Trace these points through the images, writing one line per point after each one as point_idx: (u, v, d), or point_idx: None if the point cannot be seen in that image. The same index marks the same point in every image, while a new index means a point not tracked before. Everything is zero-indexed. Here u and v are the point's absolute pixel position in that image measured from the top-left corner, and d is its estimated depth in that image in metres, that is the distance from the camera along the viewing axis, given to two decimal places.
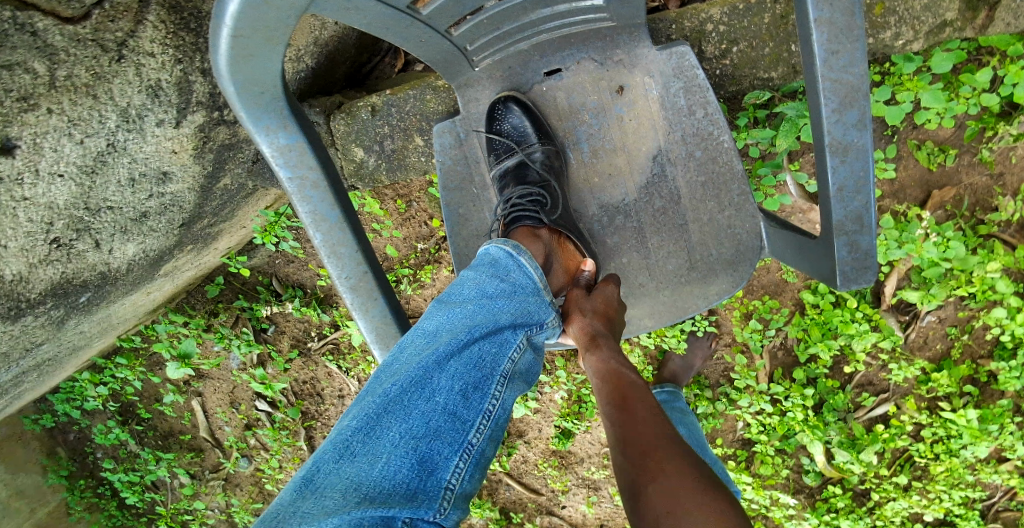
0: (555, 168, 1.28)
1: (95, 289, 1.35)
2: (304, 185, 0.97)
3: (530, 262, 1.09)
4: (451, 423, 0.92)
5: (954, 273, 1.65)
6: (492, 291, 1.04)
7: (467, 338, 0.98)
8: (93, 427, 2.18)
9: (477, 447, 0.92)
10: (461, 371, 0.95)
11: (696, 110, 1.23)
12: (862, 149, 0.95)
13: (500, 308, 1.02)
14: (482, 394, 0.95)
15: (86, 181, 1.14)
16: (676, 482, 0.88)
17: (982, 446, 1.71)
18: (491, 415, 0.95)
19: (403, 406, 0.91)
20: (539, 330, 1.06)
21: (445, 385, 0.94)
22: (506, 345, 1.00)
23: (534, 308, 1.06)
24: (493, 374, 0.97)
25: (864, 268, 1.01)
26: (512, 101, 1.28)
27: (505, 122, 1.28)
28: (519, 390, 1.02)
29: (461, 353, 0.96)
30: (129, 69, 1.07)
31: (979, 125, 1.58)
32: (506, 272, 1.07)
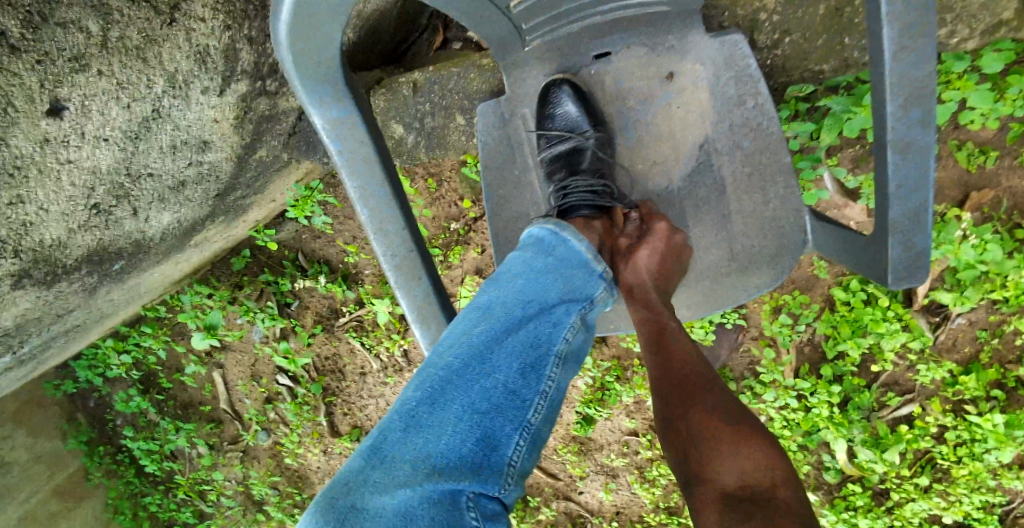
0: (606, 156, 1.27)
1: (129, 257, 1.35)
2: (354, 159, 0.96)
3: (574, 235, 1.07)
4: (509, 401, 0.91)
5: (989, 276, 1.62)
6: (538, 266, 1.03)
7: (521, 315, 0.98)
8: (114, 395, 2.21)
9: (535, 426, 0.92)
10: (517, 349, 0.95)
11: (746, 99, 1.20)
12: (924, 149, 0.93)
13: (549, 282, 1.02)
14: (540, 373, 0.94)
15: (130, 146, 1.13)
16: (717, 430, 0.92)
17: (1007, 451, 1.67)
18: (549, 394, 0.94)
19: (464, 380, 0.91)
20: (590, 306, 1.03)
21: (504, 363, 0.93)
22: (561, 324, 0.99)
23: (581, 282, 1.04)
24: (549, 354, 0.96)
25: (917, 266, 1.00)
26: (565, 84, 1.26)
27: (559, 106, 1.26)
28: (574, 370, 1.01)
29: (517, 331, 0.96)
30: (179, 34, 1.04)
31: (1022, 128, 1.55)
32: (550, 249, 1.06)
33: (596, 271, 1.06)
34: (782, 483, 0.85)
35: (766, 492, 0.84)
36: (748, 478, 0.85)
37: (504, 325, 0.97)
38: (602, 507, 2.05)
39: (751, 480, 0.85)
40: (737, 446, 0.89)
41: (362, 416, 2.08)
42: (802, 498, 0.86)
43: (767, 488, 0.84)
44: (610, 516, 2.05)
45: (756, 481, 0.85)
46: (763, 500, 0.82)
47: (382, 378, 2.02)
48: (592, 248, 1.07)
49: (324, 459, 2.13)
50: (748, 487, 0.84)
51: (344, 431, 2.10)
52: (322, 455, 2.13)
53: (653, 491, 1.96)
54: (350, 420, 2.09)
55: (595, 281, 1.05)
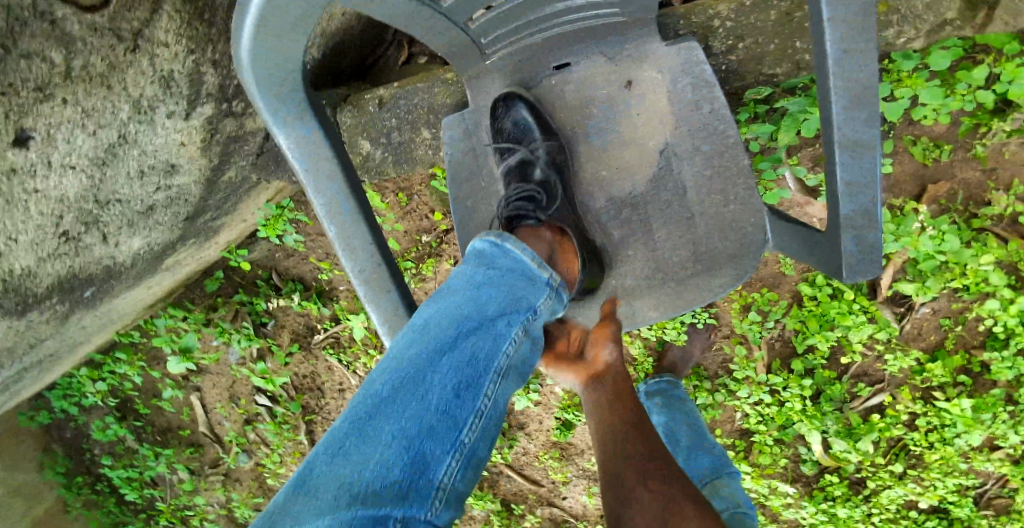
0: (559, 162, 1.28)
1: (100, 283, 1.35)
2: (319, 177, 0.98)
3: (517, 246, 1.10)
4: (443, 420, 0.91)
5: (948, 265, 1.68)
6: (480, 279, 1.07)
7: (457, 333, 0.99)
8: (91, 423, 2.17)
9: (470, 444, 0.91)
10: (453, 369, 0.95)
11: (703, 105, 1.24)
12: (871, 147, 0.97)
13: (489, 296, 1.04)
14: (475, 391, 0.95)
15: (97, 172, 1.13)
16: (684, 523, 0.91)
17: (975, 434, 1.72)
18: (485, 411, 0.95)
19: (396, 402, 0.91)
20: (534, 317, 1.05)
21: (438, 381, 0.93)
22: (501, 339, 1.00)
23: (524, 292, 1.06)
24: (486, 368, 0.97)
25: (871, 260, 1.03)
26: (513, 96, 1.29)
27: (507, 120, 1.29)
28: (515, 385, 1.01)
29: (454, 350, 0.97)
30: (143, 59, 1.06)
31: (974, 121, 1.60)
32: (493, 260, 1.09)
33: (540, 282, 1.08)
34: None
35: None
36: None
37: (442, 344, 0.97)
38: (585, 511, 2.07)
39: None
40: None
41: None
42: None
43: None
44: (595, 520, 2.07)
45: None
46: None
47: None
48: (536, 256, 1.10)
49: None
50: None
51: None
52: None
53: None
54: None
55: (539, 291, 1.07)
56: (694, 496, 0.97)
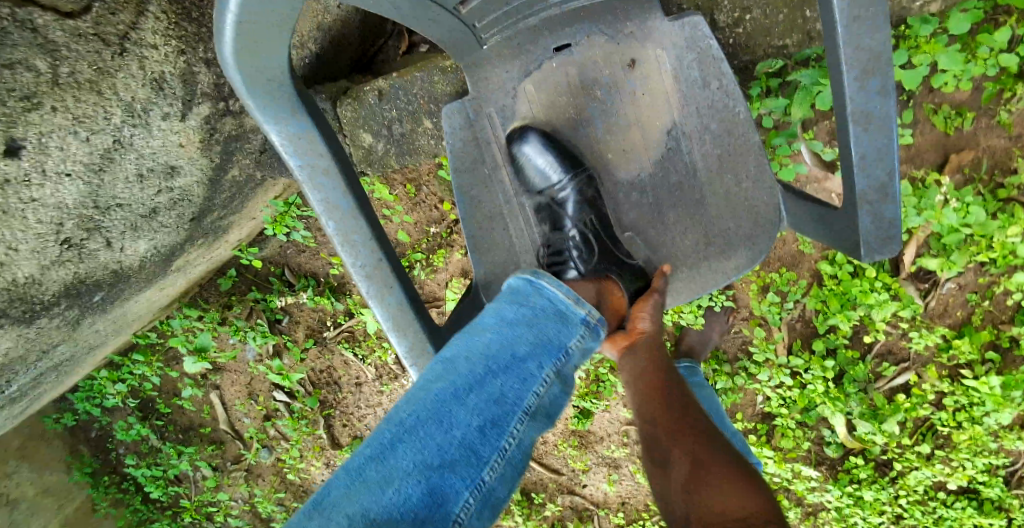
0: (590, 197, 1.27)
1: (109, 288, 1.35)
2: (315, 172, 0.95)
3: (552, 282, 1.07)
4: (465, 457, 0.92)
5: (974, 238, 1.62)
6: (512, 316, 1.05)
7: (484, 370, 0.98)
8: (115, 424, 2.20)
9: (489, 484, 0.92)
10: (479, 406, 0.95)
11: (711, 81, 1.20)
12: (885, 118, 0.93)
13: (520, 335, 1.02)
14: (500, 430, 0.95)
15: (94, 179, 1.13)
16: (718, 478, 0.99)
17: (1006, 413, 1.67)
18: (508, 452, 0.95)
19: (418, 435, 0.92)
20: (566, 358, 1.03)
21: (464, 418, 0.94)
22: (531, 380, 0.99)
23: (556, 332, 1.04)
24: (514, 410, 0.97)
25: (888, 238, 0.98)
26: (528, 129, 1.27)
27: (524, 154, 1.27)
28: (542, 428, 1.00)
29: (480, 387, 0.97)
30: (132, 62, 1.07)
31: (997, 86, 1.54)
32: (526, 297, 1.07)
33: (574, 320, 1.06)
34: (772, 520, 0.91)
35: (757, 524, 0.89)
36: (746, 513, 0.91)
37: (468, 379, 0.97)
38: (607, 498, 2.05)
39: (748, 515, 0.91)
40: (729, 486, 0.96)
41: (362, 426, 2.09)
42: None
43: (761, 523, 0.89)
44: (616, 507, 2.05)
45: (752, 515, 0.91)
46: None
47: (379, 387, 2.04)
48: (571, 292, 1.08)
49: (326, 472, 2.14)
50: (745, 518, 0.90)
51: (346, 442, 2.11)
52: (325, 468, 2.15)
53: None
54: (349, 432, 2.10)
55: (573, 331, 1.05)
56: (729, 452, 1.05)
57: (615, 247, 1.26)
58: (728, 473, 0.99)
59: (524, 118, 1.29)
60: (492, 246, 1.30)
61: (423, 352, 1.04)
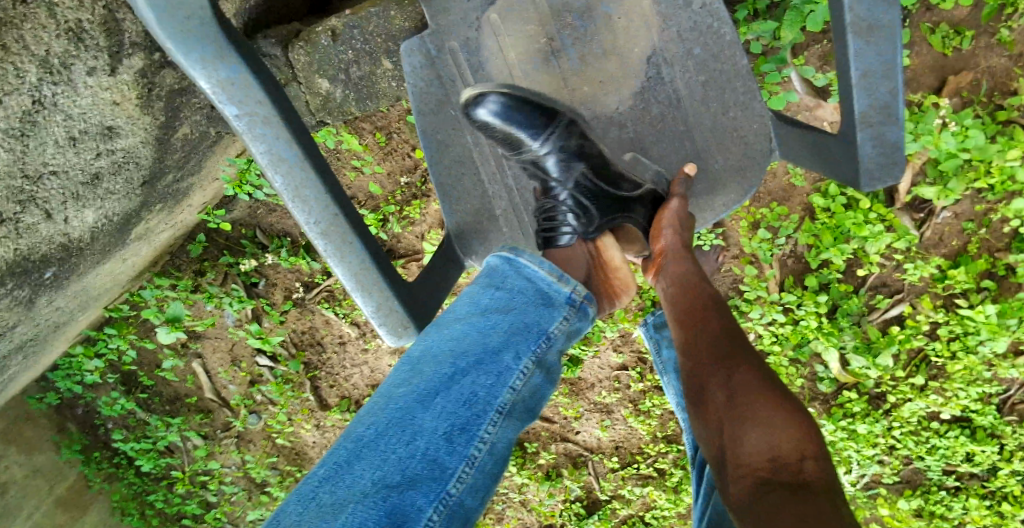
0: (580, 148, 1.17)
1: (60, 263, 1.27)
2: (254, 122, 0.87)
3: (530, 259, 1.06)
4: (429, 469, 0.87)
5: (972, 164, 1.55)
6: (486, 304, 1.02)
7: (453, 369, 0.95)
8: (99, 399, 2.14)
9: (455, 497, 0.87)
10: (446, 410, 0.92)
11: (692, 1, 1.12)
12: (890, 28, 0.84)
13: (494, 325, 1.00)
14: (468, 436, 0.91)
15: (17, 144, 1.04)
16: (762, 434, 0.84)
17: (1001, 341, 1.63)
18: (480, 457, 0.91)
19: (380, 447, 0.88)
20: (546, 344, 1.00)
21: (429, 425, 0.90)
22: (507, 373, 0.96)
23: (534, 318, 1.01)
24: (486, 410, 0.93)
25: (892, 164, 0.91)
26: (490, 94, 1.15)
27: (490, 120, 1.15)
28: (518, 425, 0.97)
29: (449, 389, 0.93)
30: (40, 10, 0.96)
31: (999, 2, 1.48)
32: (501, 282, 1.06)
33: (557, 301, 1.04)
34: (812, 454, 0.83)
35: (791, 468, 0.81)
36: (776, 452, 0.82)
37: (435, 382, 0.94)
38: (601, 444, 2.03)
39: (778, 457, 0.82)
40: (767, 420, 0.85)
41: (348, 386, 2.06)
42: (829, 467, 0.82)
43: (796, 463, 0.81)
44: (610, 452, 2.03)
45: (789, 459, 0.81)
46: (791, 477, 0.80)
47: (363, 345, 2.01)
48: (553, 270, 1.06)
49: (317, 434, 2.12)
50: (776, 461, 0.82)
51: (334, 403, 2.08)
52: (316, 430, 2.12)
53: (649, 423, 1.96)
54: (337, 392, 2.06)
55: (554, 314, 1.02)
56: (768, 370, 0.93)
57: (618, 187, 1.16)
58: (773, 395, 0.89)
59: (490, 53, 1.20)
60: (461, 192, 1.23)
61: (391, 311, 1.00)
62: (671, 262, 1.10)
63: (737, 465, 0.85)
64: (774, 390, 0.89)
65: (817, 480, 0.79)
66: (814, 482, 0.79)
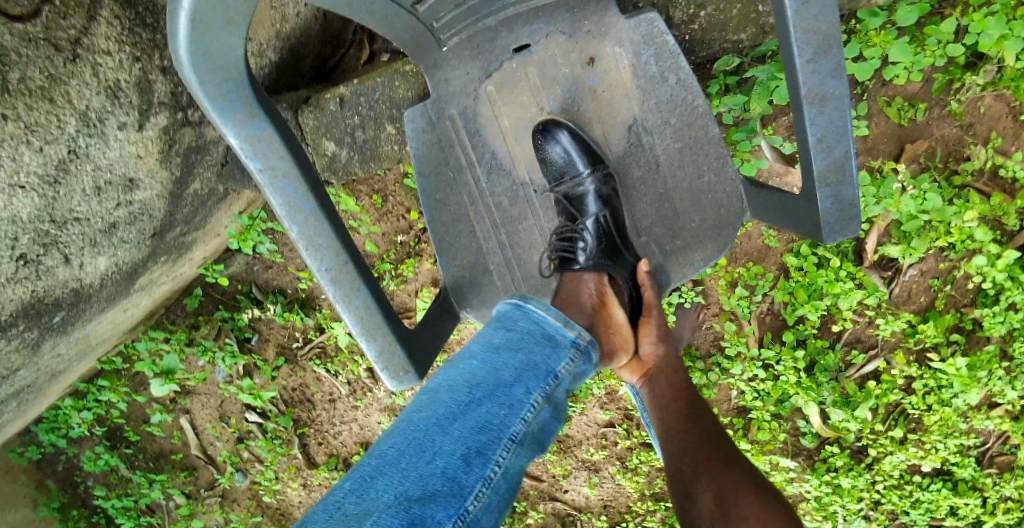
0: (608, 195, 1.28)
1: (69, 308, 1.33)
2: (276, 175, 0.94)
3: (539, 306, 1.11)
4: (447, 487, 0.90)
5: (933, 224, 1.65)
6: (498, 341, 1.07)
7: (469, 398, 0.99)
8: (81, 455, 2.11)
9: (472, 514, 0.90)
10: (463, 434, 0.95)
11: (668, 76, 1.22)
12: (839, 98, 0.94)
13: (506, 361, 1.04)
14: (484, 459, 0.94)
15: (49, 191, 1.11)
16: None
17: (973, 393, 1.72)
18: (495, 479, 0.94)
19: (401, 467, 0.91)
20: (555, 382, 1.04)
21: (448, 446, 0.94)
22: (519, 406, 1.00)
23: (543, 357, 1.05)
24: (500, 437, 0.96)
25: (849, 218, 1.01)
26: (562, 129, 1.27)
27: (551, 150, 1.28)
28: (529, 455, 1.00)
29: (466, 415, 0.97)
30: (86, 69, 1.05)
31: (946, 78, 1.59)
32: (513, 321, 1.09)
33: (563, 344, 1.08)
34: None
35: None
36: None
37: (451, 410, 0.97)
38: (589, 503, 2.05)
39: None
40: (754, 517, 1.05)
41: (337, 444, 2.06)
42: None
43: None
44: (598, 512, 2.04)
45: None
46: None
47: (353, 402, 2.01)
48: (559, 316, 1.10)
49: (304, 493, 2.10)
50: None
51: (322, 461, 2.07)
52: (302, 489, 2.10)
53: (636, 480, 1.96)
54: (326, 450, 2.06)
55: (561, 355, 1.07)
56: (748, 473, 1.13)
57: (624, 246, 1.27)
58: (755, 496, 1.09)
59: (486, 120, 1.30)
60: (458, 247, 1.31)
61: (393, 356, 1.04)
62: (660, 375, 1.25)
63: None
64: (755, 492, 1.09)
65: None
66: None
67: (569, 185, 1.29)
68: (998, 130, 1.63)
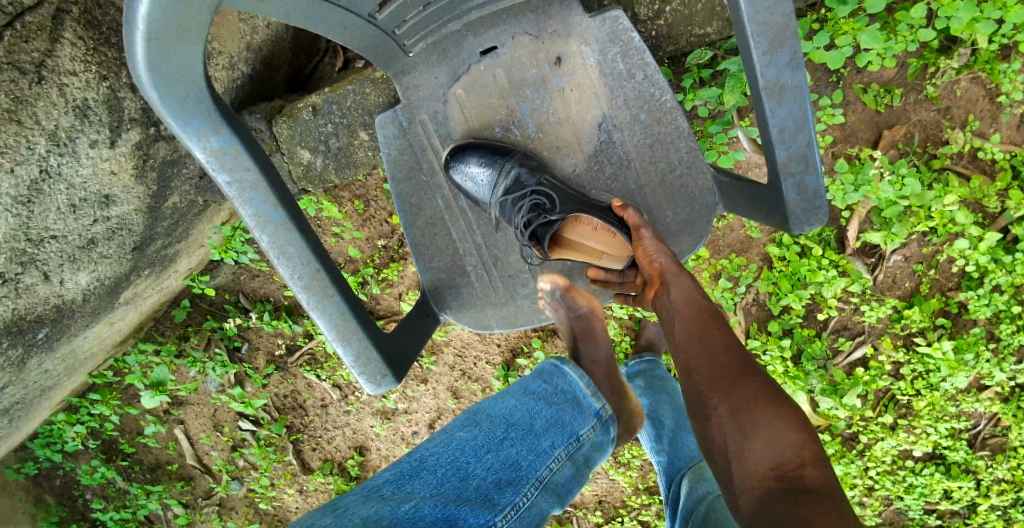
0: (538, 165, 1.27)
1: (52, 324, 1.35)
2: (243, 188, 0.95)
3: (575, 370, 1.22)
4: (479, 500, 1.03)
5: (913, 210, 1.66)
6: (535, 390, 1.19)
7: (503, 434, 1.12)
8: (78, 469, 2.12)
9: None
10: (496, 464, 1.08)
11: (636, 72, 1.23)
12: (797, 88, 0.95)
13: (540, 410, 1.16)
14: (514, 489, 1.06)
15: (23, 211, 1.14)
16: (766, 449, 0.94)
17: (960, 376, 1.73)
18: (520, 510, 1.06)
19: (436, 474, 1.05)
20: (576, 443, 1.15)
21: (480, 473, 1.06)
22: (544, 454, 1.11)
23: (570, 418, 1.17)
24: (527, 476, 1.08)
25: (814, 207, 1.02)
26: (464, 145, 1.29)
27: (465, 166, 1.26)
28: (549, 502, 1.11)
29: (500, 448, 1.10)
30: (52, 90, 1.07)
31: (921, 62, 1.59)
32: (550, 377, 1.22)
33: (588, 411, 1.19)
34: (811, 457, 0.93)
35: (795, 473, 0.91)
36: (780, 460, 0.93)
37: (488, 440, 1.11)
38: (583, 499, 2.05)
39: (781, 465, 0.92)
40: (772, 432, 0.94)
41: (331, 449, 2.08)
42: (826, 467, 0.93)
43: (797, 467, 0.92)
44: (593, 507, 2.05)
45: (792, 467, 0.92)
46: (795, 482, 0.90)
47: (344, 407, 2.04)
48: (591, 385, 1.22)
49: (300, 499, 2.12)
50: (779, 469, 0.92)
51: (316, 466, 2.09)
52: (298, 495, 2.12)
53: (629, 474, 1.98)
54: (320, 455, 2.09)
55: (585, 420, 1.18)
56: (772, 384, 0.99)
57: (584, 196, 1.24)
58: (778, 410, 0.96)
59: (456, 123, 1.30)
60: (434, 250, 1.32)
61: (370, 360, 1.05)
62: (673, 282, 1.12)
63: (744, 477, 0.94)
64: (781, 407, 0.96)
65: (818, 481, 0.90)
66: (815, 483, 0.90)
67: (506, 182, 1.24)
68: (975, 114, 1.64)
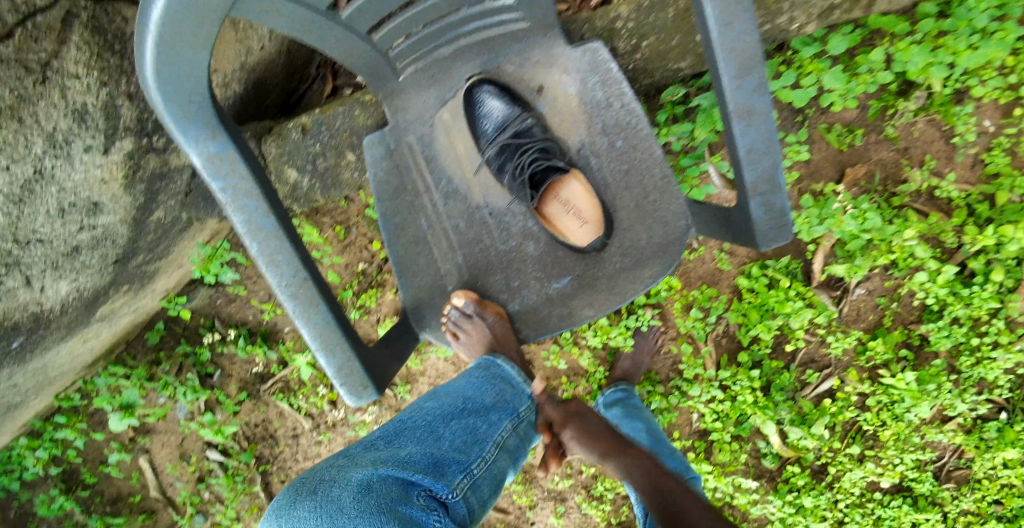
0: (548, 125, 1.36)
1: (28, 333, 1.35)
2: (237, 194, 0.98)
3: (507, 361, 1.30)
4: (455, 453, 1.12)
5: (874, 243, 1.74)
6: (478, 375, 1.28)
7: (462, 406, 1.20)
8: (35, 499, 2.03)
9: (476, 475, 1.12)
10: (460, 429, 1.16)
11: (613, 101, 1.29)
12: (765, 113, 1.01)
13: (486, 389, 1.25)
14: (480, 446, 1.15)
15: (14, 210, 1.16)
16: None
17: (924, 406, 1.76)
18: (487, 463, 1.15)
19: (415, 433, 1.14)
20: (517, 419, 1.24)
21: (449, 436, 1.14)
22: (496, 424, 1.19)
23: (511, 397, 1.26)
24: (487, 439, 1.17)
25: (781, 225, 1.08)
26: (485, 84, 1.34)
27: (484, 103, 1.34)
28: (507, 465, 1.20)
29: (462, 416, 1.18)
30: (54, 91, 1.10)
31: (880, 104, 1.71)
32: (487, 368, 1.29)
33: (522, 394, 1.29)
34: None
35: None
36: None
37: (451, 408, 1.19)
38: None
39: None
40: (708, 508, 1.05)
41: None
42: None
43: None
44: None
45: None
46: None
47: (316, 437, 1.99)
48: (521, 373, 1.31)
49: None
50: None
51: None
52: None
53: (602, 508, 1.96)
54: None
55: (521, 400, 1.27)
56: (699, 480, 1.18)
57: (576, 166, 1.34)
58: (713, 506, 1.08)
59: (442, 147, 1.37)
60: (417, 267, 1.36)
61: (351, 371, 1.06)
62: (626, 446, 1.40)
63: None
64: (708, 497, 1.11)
65: None
66: None
67: (518, 127, 1.34)
68: (932, 153, 1.73)
